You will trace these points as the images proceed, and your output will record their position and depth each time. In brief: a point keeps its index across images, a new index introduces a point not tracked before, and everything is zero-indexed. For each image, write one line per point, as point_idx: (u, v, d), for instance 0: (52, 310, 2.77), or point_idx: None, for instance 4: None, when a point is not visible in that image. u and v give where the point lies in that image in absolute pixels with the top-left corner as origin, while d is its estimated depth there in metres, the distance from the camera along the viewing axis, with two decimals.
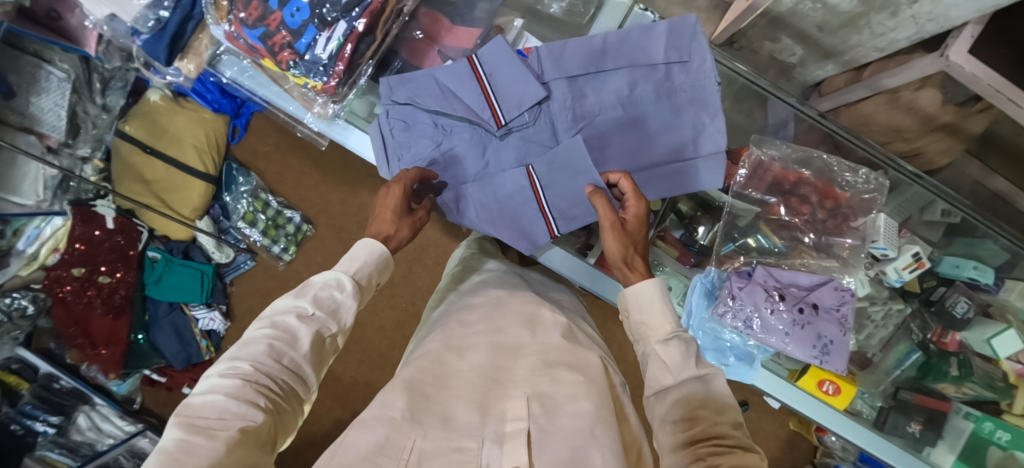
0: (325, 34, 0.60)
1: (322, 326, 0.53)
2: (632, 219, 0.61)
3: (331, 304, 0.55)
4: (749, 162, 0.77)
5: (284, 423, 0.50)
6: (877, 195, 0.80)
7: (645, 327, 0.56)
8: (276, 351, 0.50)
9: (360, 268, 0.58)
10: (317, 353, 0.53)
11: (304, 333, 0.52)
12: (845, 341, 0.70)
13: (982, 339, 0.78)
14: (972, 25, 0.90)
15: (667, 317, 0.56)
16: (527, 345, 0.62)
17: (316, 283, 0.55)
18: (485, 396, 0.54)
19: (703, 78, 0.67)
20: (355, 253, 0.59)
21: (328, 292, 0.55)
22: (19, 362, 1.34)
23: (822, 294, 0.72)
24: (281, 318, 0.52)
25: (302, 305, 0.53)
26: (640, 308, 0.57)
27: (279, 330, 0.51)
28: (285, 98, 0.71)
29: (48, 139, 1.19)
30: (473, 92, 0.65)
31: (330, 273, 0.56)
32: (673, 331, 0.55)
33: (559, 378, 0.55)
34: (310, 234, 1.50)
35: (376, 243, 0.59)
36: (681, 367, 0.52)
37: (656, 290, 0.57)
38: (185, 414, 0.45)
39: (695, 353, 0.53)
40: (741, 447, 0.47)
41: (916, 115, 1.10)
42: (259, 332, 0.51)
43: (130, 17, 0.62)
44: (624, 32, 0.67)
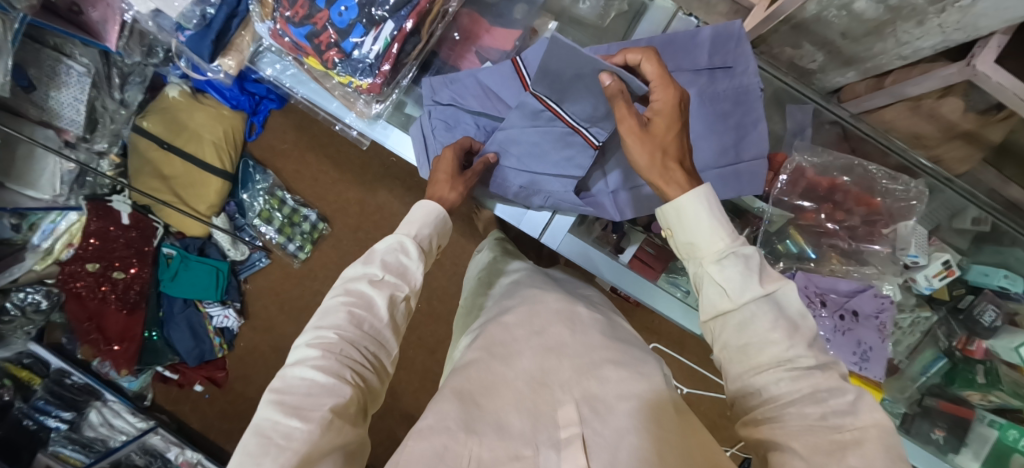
0: (373, 33, 0.60)
1: (393, 288, 0.55)
2: (659, 119, 0.53)
3: (399, 267, 0.56)
4: (790, 169, 0.78)
5: (369, 391, 0.52)
6: (918, 202, 0.80)
7: (695, 248, 0.52)
8: (355, 318, 0.52)
9: (421, 230, 0.59)
10: (392, 319, 0.55)
11: (378, 299, 0.53)
12: (884, 348, 0.72)
13: (1010, 347, 0.77)
14: (999, 35, 0.90)
15: (720, 233, 0.51)
16: (570, 348, 0.62)
17: (382, 247, 0.57)
18: (535, 403, 0.55)
19: (746, 83, 0.68)
20: (414, 216, 0.60)
21: (394, 256, 0.56)
22: (31, 357, 1.34)
23: (861, 301, 0.74)
24: (353, 284, 0.54)
25: (373, 270, 0.55)
26: (687, 225, 0.52)
27: (354, 297, 0.53)
28: (325, 97, 0.72)
29: (66, 134, 1.19)
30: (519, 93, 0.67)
31: (395, 237, 0.57)
32: (728, 248, 0.50)
33: (606, 378, 0.57)
34: (327, 232, 1.49)
35: (434, 204, 0.61)
36: (741, 290, 0.48)
37: (702, 201, 0.51)
38: (279, 386, 0.48)
39: (757, 267, 0.49)
40: (816, 367, 0.46)
41: (938, 121, 1.12)
42: (335, 300, 0.53)
43: (175, 12, 0.63)
44: (669, 36, 0.68)
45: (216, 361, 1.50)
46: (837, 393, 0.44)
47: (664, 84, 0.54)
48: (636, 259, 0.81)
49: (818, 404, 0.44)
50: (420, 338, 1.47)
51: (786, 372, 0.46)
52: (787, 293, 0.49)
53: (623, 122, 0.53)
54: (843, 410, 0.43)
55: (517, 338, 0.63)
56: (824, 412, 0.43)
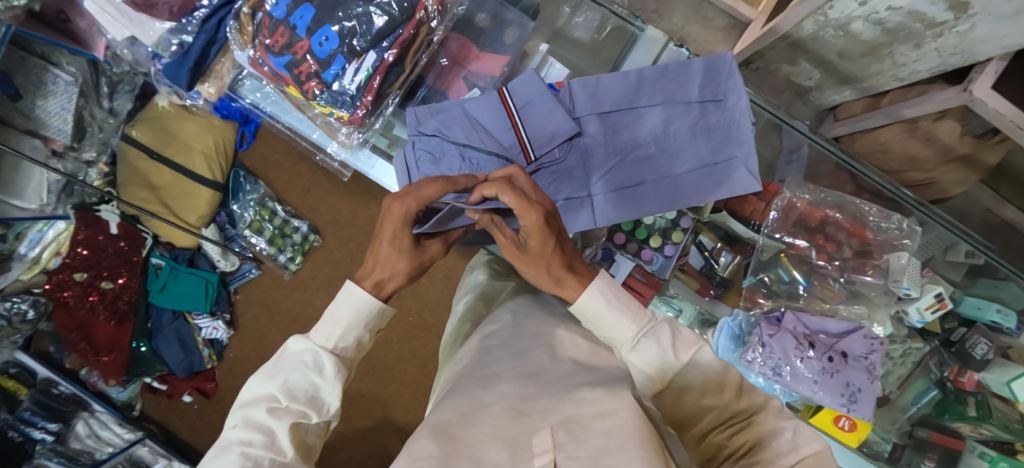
0: (354, 64, 0.59)
1: (298, 414, 0.51)
2: (531, 241, 0.54)
3: (307, 389, 0.52)
4: (781, 203, 0.79)
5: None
6: (911, 241, 0.78)
7: (611, 338, 0.56)
8: (250, 460, 0.48)
9: (341, 336, 0.55)
10: (301, 448, 0.51)
11: (279, 431, 0.50)
12: (873, 389, 0.71)
13: (1002, 382, 0.77)
14: (997, 61, 0.87)
15: (627, 321, 0.55)
16: (549, 371, 0.60)
17: (290, 361, 0.53)
18: (514, 432, 0.50)
19: (737, 116, 0.68)
20: (335, 316, 0.55)
21: (304, 373, 0.52)
22: (18, 366, 1.32)
23: (851, 342, 0.73)
24: (252, 414, 0.50)
25: (276, 395, 0.51)
26: (597, 323, 0.57)
27: (251, 432, 0.49)
28: (308, 126, 0.71)
29: (54, 142, 1.17)
30: (505, 124, 0.67)
31: (305, 349, 0.54)
32: (637, 331, 0.54)
33: (583, 399, 0.52)
34: (317, 244, 1.48)
35: (360, 295, 0.55)
36: (664, 368, 0.53)
37: (599, 297, 0.56)
38: None
39: (670, 341, 0.54)
40: (760, 412, 0.49)
41: (935, 145, 1.07)
42: (234, 434, 0.50)
43: (151, 40, 0.63)
44: (660, 69, 0.68)
45: (205, 372, 1.49)
46: (778, 434, 0.47)
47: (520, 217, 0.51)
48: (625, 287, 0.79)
49: (766, 447, 0.46)
50: (410, 351, 1.46)
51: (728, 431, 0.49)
52: (706, 353, 0.54)
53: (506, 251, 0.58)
54: (786, 450, 0.46)
55: (498, 365, 0.63)
56: (773, 455, 0.45)
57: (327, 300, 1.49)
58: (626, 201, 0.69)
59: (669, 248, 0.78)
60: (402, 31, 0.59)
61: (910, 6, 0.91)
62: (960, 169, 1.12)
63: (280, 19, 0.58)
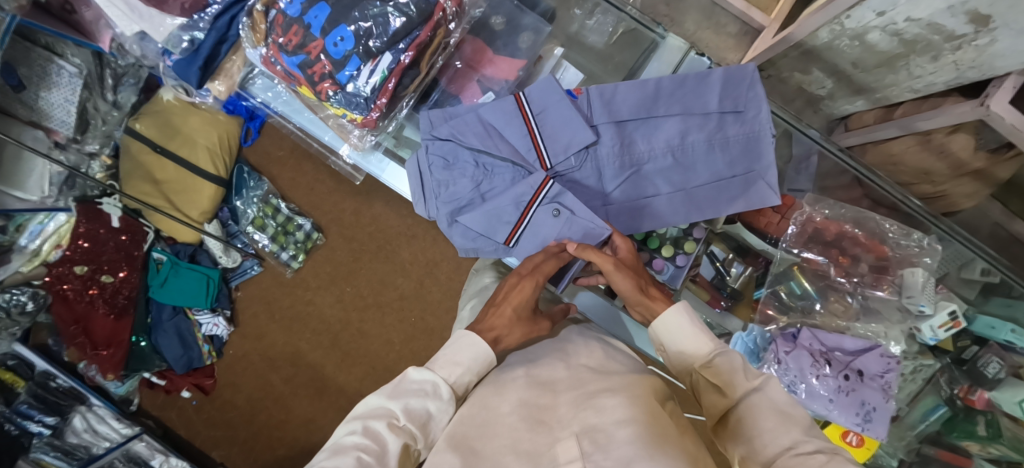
0: (369, 65, 0.57)
1: (408, 437, 0.49)
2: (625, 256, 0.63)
3: (422, 414, 0.50)
4: (800, 219, 0.78)
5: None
6: (931, 259, 0.77)
7: (687, 357, 0.55)
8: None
9: (460, 374, 0.53)
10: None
11: (392, 448, 0.47)
12: (887, 408, 0.70)
13: (1014, 401, 0.75)
14: (1015, 76, 0.86)
15: (705, 338, 0.55)
16: (563, 382, 0.58)
17: (410, 383, 0.51)
18: (534, 444, 0.50)
19: (757, 129, 0.67)
20: (459, 355, 0.54)
21: (420, 399, 0.50)
22: (16, 358, 1.29)
23: (867, 360, 0.72)
24: (369, 423, 0.48)
25: (393, 409, 0.49)
26: (675, 339, 0.57)
27: (369, 440, 0.47)
28: (321, 127, 0.71)
29: (56, 134, 1.14)
30: (523, 131, 0.66)
31: (427, 377, 0.52)
32: (713, 350, 0.54)
33: (604, 406, 0.50)
34: (320, 242, 1.47)
35: (488, 353, 0.55)
36: (733, 385, 0.51)
37: (683, 315, 0.57)
38: None
39: (743, 364, 0.52)
40: (817, 450, 0.44)
41: (947, 159, 1.05)
42: (349, 439, 0.47)
43: (161, 37, 0.61)
44: (679, 78, 0.67)
45: (204, 369, 1.48)
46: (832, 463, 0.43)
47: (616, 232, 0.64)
48: None
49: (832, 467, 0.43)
50: (411, 351, 1.46)
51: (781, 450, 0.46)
52: (774, 386, 0.51)
53: (601, 264, 0.61)
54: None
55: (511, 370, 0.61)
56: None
57: (328, 298, 1.49)
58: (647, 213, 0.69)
59: (681, 258, 0.76)
60: (419, 33, 0.58)
61: (929, 18, 0.90)
62: (972, 183, 1.10)
63: (294, 17, 0.57)
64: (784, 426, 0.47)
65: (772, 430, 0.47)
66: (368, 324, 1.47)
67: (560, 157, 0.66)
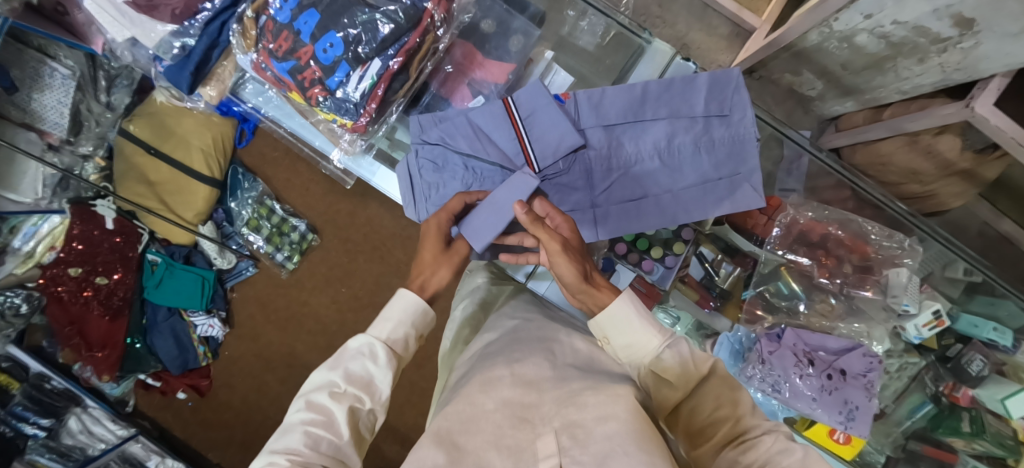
0: (358, 71, 0.58)
1: (355, 400, 0.51)
2: (574, 239, 0.60)
3: (364, 376, 0.52)
4: (783, 220, 0.80)
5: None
6: (912, 260, 0.79)
7: (635, 351, 0.54)
8: (313, 438, 0.47)
9: (394, 330, 0.54)
10: (355, 435, 0.51)
11: (340, 415, 0.49)
12: (870, 407, 0.71)
13: (996, 399, 0.76)
14: (999, 78, 0.87)
15: (652, 330, 0.54)
16: (549, 381, 0.58)
17: (349, 352, 0.53)
18: (516, 439, 0.50)
19: (742, 132, 0.68)
20: (389, 312, 0.55)
21: (361, 363, 0.52)
22: (9, 360, 1.28)
23: (850, 360, 0.73)
24: (314, 397, 0.50)
25: (334, 379, 0.51)
26: (621, 331, 0.55)
27: (314, 413, 0.49)
28: (312, 132, 0.71)
29: (50, 136, 1.15)
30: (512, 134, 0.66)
31: (363, 341, 0.53)
32: (661, 342, 0.53)
33: (585, 404, 0.50)
34: (316, 243, 1.48)
35: (417, 299, 0.56)
36: (684, 375, 0.51)
37: (631, 307, 0.55)
38: None
39: (690, 353, 0.53)
40: (765, 434, 0.49)
41: (935, 159, 1.06)
42: (296, 416, 0.49)
43: (153, 42, 0.62)
44: (666, 82, 0.68)
45: (200, 370, 1.49)
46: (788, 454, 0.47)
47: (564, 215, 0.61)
48: None
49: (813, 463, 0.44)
50: None
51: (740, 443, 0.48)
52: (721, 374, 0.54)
53: (548, 241, 0.57)
54: None
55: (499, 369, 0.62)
56: None
57: (324, 299, 1.49)
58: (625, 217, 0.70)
59: (671, 259, 0.77)
60: (408, 39, 0.59)
61: (915, 21, 0.91)
62: (960, 182, 1.12)
63: (284, 23, 0.58)
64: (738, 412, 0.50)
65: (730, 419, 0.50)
66: (363, 324, 1.48)
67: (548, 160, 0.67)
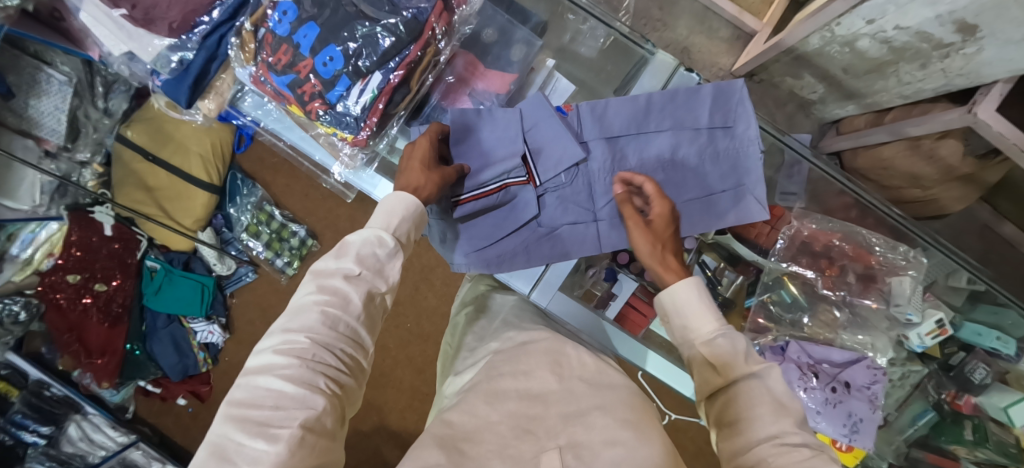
0: (359, 85, 0.58)
1: (369, 285, 0.53)
2: (659, 221, 0.62)
3: (375, 261, 0.54)
4: (788, 232, 0.79)
5: (347, 391, 0.52)
6: (917, 273, 0.78)
7: (688, 331, 0.57)
8: (329, 319, 0.50)
9: (399, 222, 0.56)
10: (367, 315, 0.53)
11: (354, 298, 0.52)
12: (874, 419, 0.72)
13: (999, 407, 0.77)
14: (1002, 84, 0.86)
15: (710, 317, 0.56)
16: (554, 394, 0.59)
17: (355, 242, 0.54)
18: (518, 451, 0.51)
19: (747, 144, 0.68)
20: (391, 205, 0.56)
21: (370, 249, 0.53)
22: (9, 368, 1.29)
23: (854, 372, 0.73)
24: (326, 280, 0.52)
25: (347, 266, 0.52)
26: (680, 311, 0.57)
27: (328, 295, 0.51)
28: (312, 145, 0.71)
29: (47, 143, 1.13)
30: (508, 144, 0.66)
31: (370, 230, 0.54)
32: (716, 331, 0.55)
33: (592, 423, 0.53)
34: (316, 248, 1.47)
35: (406, 195, 0.56)
36: (731, 367, 0.53)
37: (692, 290, 0.57)
38: (241, 398, 0.47)
39: (745, 348, 0.54)
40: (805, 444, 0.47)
41: (937, 164, 1.06)
42: (309, 298, 0.51)
43: (150, 57, 0.62)
44: (669, 93, 0.68)
45: (201, 375, 1.48)
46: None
47: (660, 199, 0.62)
48: (626, 309, 0.78)
49: None
50: (408, 357, 1.46)
51: (773, 446, 0.48)
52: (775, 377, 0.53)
53: (628, 216, 0.63)
54: None
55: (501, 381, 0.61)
56: None
57: None
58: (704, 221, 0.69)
59: None
60: (409, 52, 0.58)
61: (918, 27, 0.90)
62: (961, 187, 1.11)
63: (282, 36, 0.57)
64: (777, 417, 0.49)
65: (767, 421, 0.49)
66: None
67: (549, 172, 0.67)
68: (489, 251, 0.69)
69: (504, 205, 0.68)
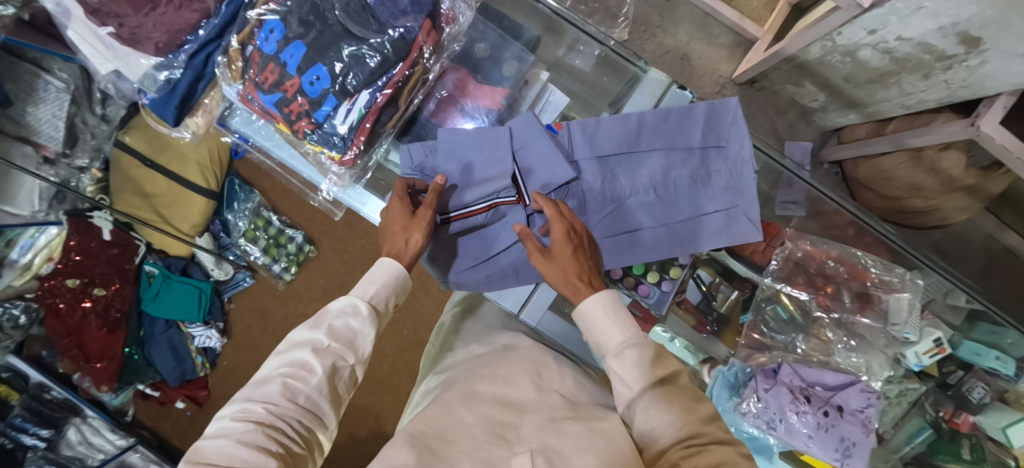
0: (346, 105, 0.57)
1: (336, 357, 0.54)
2: (557, 246, 0.58)
3: (347, 333, 0.55)
4: (781, 255, 0.78)
5: (301, 465, 0.51)
6: (912, 295, 0.76)
7: (599, 346, 0.56)
8: (291, 389, 0.51)
9: (377, 292, 0.57)
10: (335, 387, 0.54)
11: (321, 369, 0.52)
12: (867, 443, 0.70)
13: (998, 427, 0.77)
14: (1006, 96, 0.85)
15: (616, 328, 0.54)
16: (531, 403, 0.59)
17: (332, 312, 0.56)
18: (490, 455, 0.52)
19: (740, 165, 0.67)
20: (374, 274, 0.58)
21: (343, 320, 0.55)
22: (10, 370, 1.30)
23: (847, 396, 0.72)
24: (295, 352, 0.53)
25: (317, 337, 0.54)
26: (590, 329, 0.56)
27: (294, 367, 0.52)
28: (301, 163, 0.70)
29: (46, 149, 1.13)
30: (490, 170, 0.66)
31: (346, 301, 0.56)
32: (625, 341, 0.54)
33: (566, 431, 0.55)
34: (312, 254, 1.48)
35: (391, 261, 0.58)
36: (637, 379, 0.52)
37: (597, 309, 0.55)
38: (194, 459, 0.47)
39: (651, 354, 0.53)
40: None
41: (938, 175, 1.04)
42: (277, 370, 0.53)
43: (137, 76, 0.62)
44: (661, 113, 0.67)
45: (198, 380, 1.48)
46: None
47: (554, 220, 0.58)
48: None
49: None
50: (404, 364, 1.46)
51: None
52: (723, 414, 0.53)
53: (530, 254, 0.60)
54: None
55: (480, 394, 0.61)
56: None
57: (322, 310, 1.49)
58: (591, 239, 0.64)
59: (667, 284, 0.74)
60: (397, 70, 0.57)
61: (920, 38, 0.89)
62: (964, 197, 1.09)
63: (269, 55, 0.56)
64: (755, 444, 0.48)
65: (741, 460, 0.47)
66: None
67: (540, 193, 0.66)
68: (478, 271, 0.70)
69: (490, 226, 0.68)
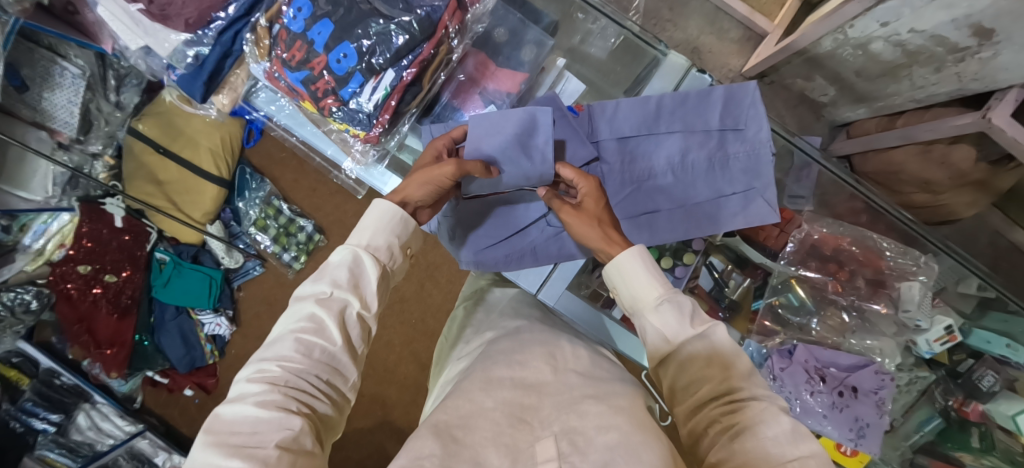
0: (372, 83, 0.58)
1: (343, 305, 0.54)
2: (588, 200, 0.60)
3: (350, 280, 0.54)
4: (798, 236, 0.79)
5: (324, 420, 0.51)
6: (927, 277, 0.78)
7: (635, 299, 0.55)
8: (304, 345, 0.51)
9: (373, 236, 0.56)
10: (349, 340, 0.54)
11: (329, 321, 0.52)
12: (881, 424, 0.72)
13: (1008, 415, 0.77)
14: (1018, 89, 0.85)
15: (655, 284, 0.54)
16: (549, 385, 0.59)
17: (333, 263, 0.55)
18: (514, 439, 0.51)
19: (757, 147, 0.68)
20: (367, 221, 0.57)
21: (346, 269, 0.54)
22: (21, 355, 1.29)
23: (862, 377, 0.73)
24: (304, 307, 0.53)
25: (320, 289, 0.54)
26: (626, 282, 0.55)
27: (305, 322, 0.52)
28: (323, 141, 0.72)
29: (60, 135, 1.13)
30: (507, 142, 0.64)
31: (345, 251, 0.56)
32: (664, 295, 0.54)
33: (586, 412, 0.53)
34: (322, 243, 1.49)
35: (386, 204, 0.57)
36: (677, 333, 0.52)
37: (637, 261, 0.55)
38: (216, 425, 0.46)
39: (690, 311, 0.53)
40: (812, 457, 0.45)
41: (948, 169, 1.05)
42: (288, 328, 0.52)
43: (166, 52, 0.63)
44: (679, 96, 0.68)
45: (206, 368, 1.50)
46: None
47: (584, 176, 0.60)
48: None
49: None
50: (412, 354, 1.46)
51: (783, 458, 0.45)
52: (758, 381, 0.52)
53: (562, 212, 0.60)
54: None
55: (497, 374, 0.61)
56: None
57: None
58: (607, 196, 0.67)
59: (680, 270, 0.75)
60: (423, 49, 0.58)
61: (933, 30, 0.90)
62: (972, 192, 1.10)
63: (297, 33, 0.57)
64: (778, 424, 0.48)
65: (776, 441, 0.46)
66: None
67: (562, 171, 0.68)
68: (499, 248, 0.73)
69: (510, 204, 0.72)
